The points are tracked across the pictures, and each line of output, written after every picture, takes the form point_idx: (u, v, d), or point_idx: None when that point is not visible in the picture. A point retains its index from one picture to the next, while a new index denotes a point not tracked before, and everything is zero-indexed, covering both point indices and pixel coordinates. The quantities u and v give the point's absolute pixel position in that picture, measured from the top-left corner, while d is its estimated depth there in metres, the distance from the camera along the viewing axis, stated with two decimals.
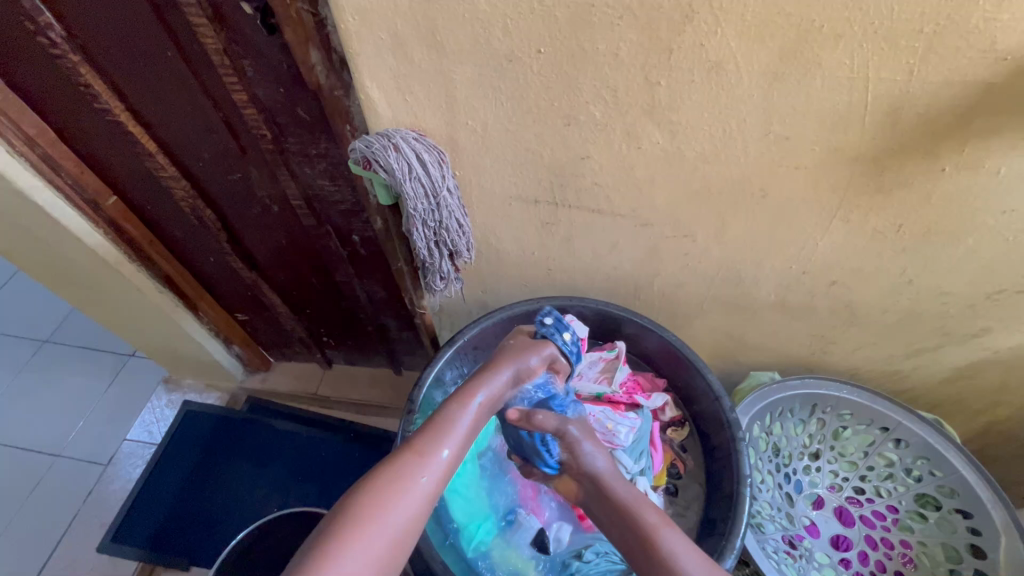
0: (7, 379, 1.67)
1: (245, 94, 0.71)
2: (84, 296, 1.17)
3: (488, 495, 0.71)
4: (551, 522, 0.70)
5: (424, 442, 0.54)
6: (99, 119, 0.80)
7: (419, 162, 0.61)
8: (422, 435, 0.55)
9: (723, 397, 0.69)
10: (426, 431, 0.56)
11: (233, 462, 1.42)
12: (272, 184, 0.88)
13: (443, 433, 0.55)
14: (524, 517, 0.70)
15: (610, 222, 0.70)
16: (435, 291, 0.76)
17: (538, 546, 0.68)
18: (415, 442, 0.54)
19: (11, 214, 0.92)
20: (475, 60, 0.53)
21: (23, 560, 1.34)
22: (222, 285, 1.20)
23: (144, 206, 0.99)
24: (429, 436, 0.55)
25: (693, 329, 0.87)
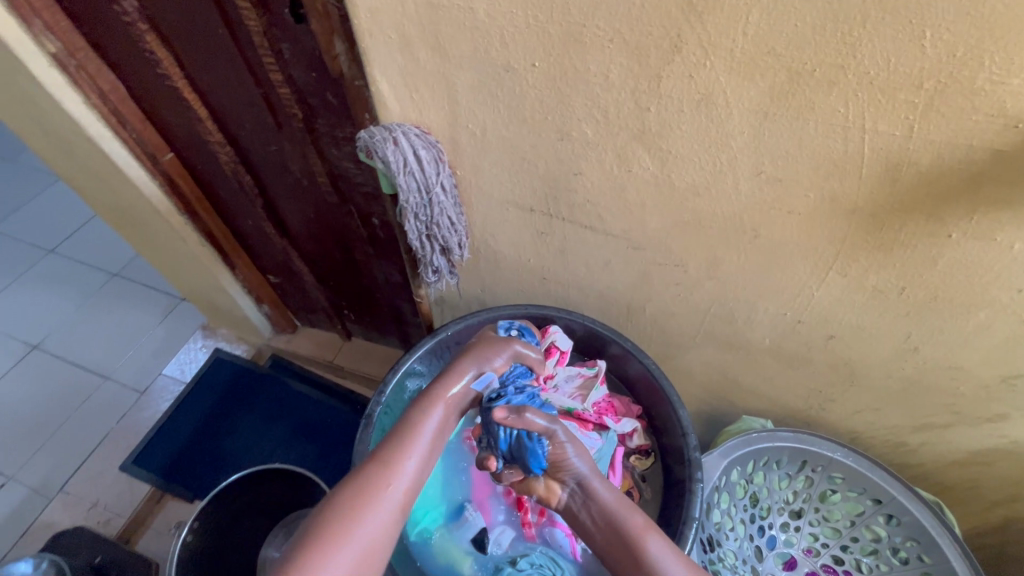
0: (76, 303, 1.87)
1: (281, 74, 0.76)
2: (140, 240, 1.29)
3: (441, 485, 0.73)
4: (496, 524, 0.71)
5: (389, 453, 0.58)
6: (160, 83, 0.88)
7: (416, 159, 0.63)
8: (386, 445, 0.59)
9: (689, 434, 0.68)
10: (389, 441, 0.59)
11: (248, 412, 1.52)
12: (303, 160, 0.93)
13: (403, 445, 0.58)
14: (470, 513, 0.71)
15: (603, 240, 0.70)
16: (428, 283, 0.79)
17: (476, 543, 0.69)
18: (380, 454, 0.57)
19: (84, 157, 1.03)
20: (475, 66, 0.55)
21: (60, 464, 1.51)
22: (258, 247, 1.29)
23: (195, 166, 1.08)
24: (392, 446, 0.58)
25: (686, 362, 0.85)
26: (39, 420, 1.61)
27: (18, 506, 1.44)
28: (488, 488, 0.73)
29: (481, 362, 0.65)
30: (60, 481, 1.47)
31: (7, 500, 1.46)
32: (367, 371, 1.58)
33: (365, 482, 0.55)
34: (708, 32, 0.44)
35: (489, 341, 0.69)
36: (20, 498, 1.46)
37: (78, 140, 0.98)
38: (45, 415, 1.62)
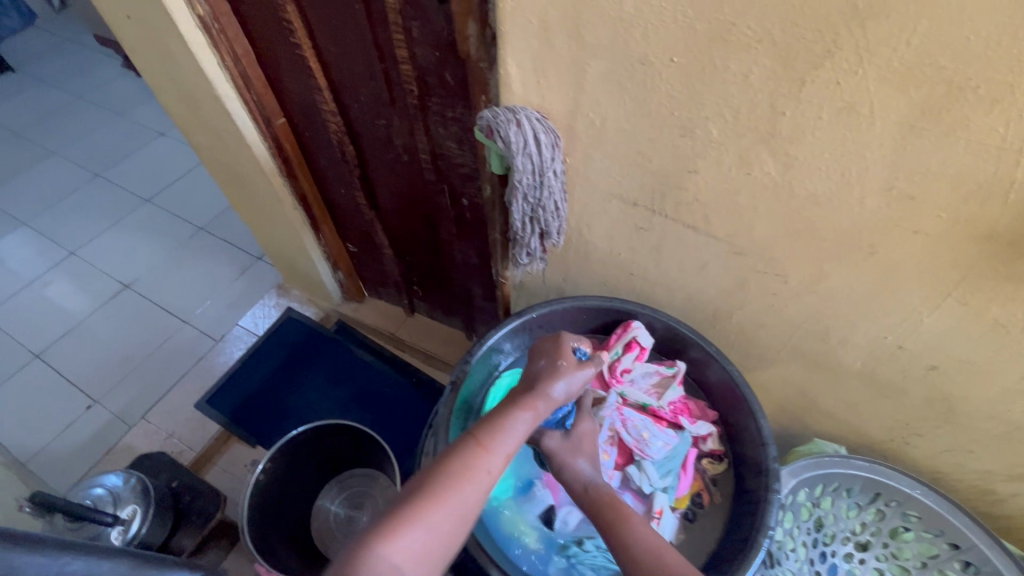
0: (166, 251, 2.02)
1: (406, 51, 0.80)
2: (241, 197, 1.39)
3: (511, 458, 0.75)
4: (563, 503, 0.73)
5: (488, 437, 0.57)
6: (290, 51, 0.94)
7: (535, 142, 0.65)
8: (484, 429, 0.58)
9: (769, 445, 0.68)
10: (489, 424, 0.58)
11: (313, 371, 1.61)
12: (408, 136, 0.98)
13: (497, 432, 0.57)
14: (539, 490, 0.73)
15: (702, 241, 0.70)
16: (518, 265, 0.81)
17: (544, 519, 0.72)
18: (480, 434, 0.57)
19: (207, 115, 1.12)
20: (609, 57, 0.57)
21: (142, 396, 1.64)
22: (345, 216, 1.36)
23: (303, 132, 1.15)
24: (488, 429, 0.58)
25: (764, 375, 0.84)
26: (127, 353, 1.75)
27: (103, 428, 1.59)
28: None
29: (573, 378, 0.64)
30: (142, 411, 1.61)
31: (94, 421, 1.61)
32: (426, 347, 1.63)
33: (460, 463, 0.55)
34: (868, 39, 0.43)
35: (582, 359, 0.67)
36: (105, 421, 1.60)
37: (206, 98, 1.06)
38: (132, 349, 1.76)
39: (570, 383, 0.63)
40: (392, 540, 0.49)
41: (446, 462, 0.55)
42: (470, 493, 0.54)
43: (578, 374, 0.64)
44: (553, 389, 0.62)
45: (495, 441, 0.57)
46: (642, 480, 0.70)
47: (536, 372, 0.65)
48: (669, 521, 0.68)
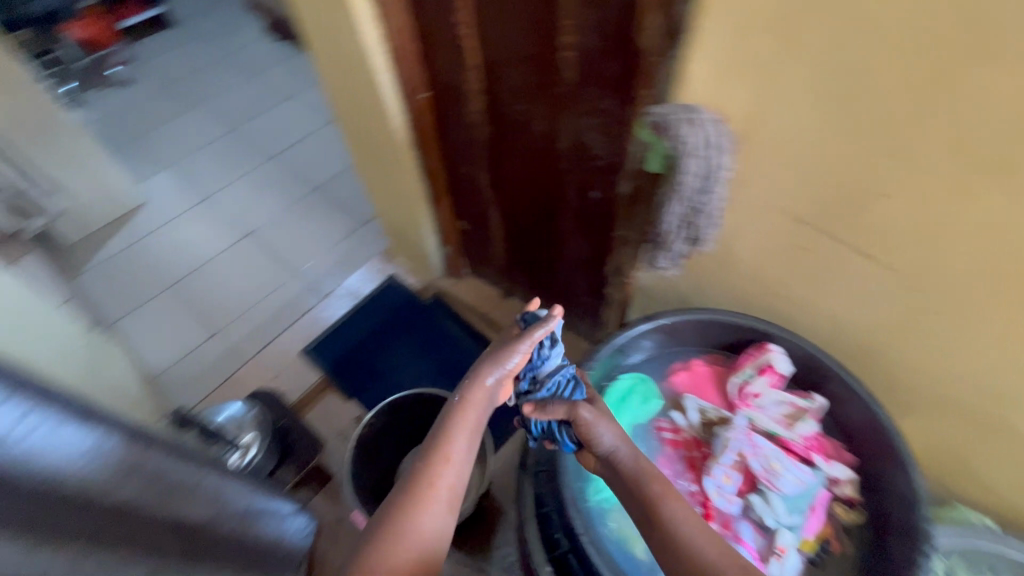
0: (286, 206, 2.18)
1: (572, 38, 0.80)
2: (369, 163, 1.46)
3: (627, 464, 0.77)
4: None
5: (446, 431, 0.66)
6: (449, 27, 0.96)
7: (707, 144, 0.63)
8: (443, 424, 0.66)
9: (922, 504, 0.62)
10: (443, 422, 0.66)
11: (408, 337, 1.68)
12: (550, 122, 0.98)
13: (456, 429, 0.66)
14: None
15: (874, 271, 0.64)
16: (654, 266, 0.79)
17: None
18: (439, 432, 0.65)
19: (357, 82, 1.18)
20: (818, 62, 0.53)
21: (255, 335, 1.79)
22: (463, 193, 1.39)
23: (442, 107, 1.17)
24: (446, 432, 0.66)
25: (908, 425, 0.77)
26: (244, 293, 1.92)
27: (220, 358, 1.75)
28: None
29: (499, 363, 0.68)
30: (253, 349, 1.75)
31: (213, 350, 1.78)
32: None
33: (433, 457, 0.64)
34: None
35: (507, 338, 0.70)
36: (222, 352, 1.77)
37: (360, 67, 1.12)
38: (249, 292, 1.92)
39: (502, 367, 0.68)
40: (399, 524, 0.61)
41: (421, 467, 0.65)
42: (449, 476, 0.64)
43: (511, 362, 0.67)
44: (484, 378, 0.67)
45: (457, 437, 0.65)
46: (766, 512, 0.66)
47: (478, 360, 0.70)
48: (793, 560, 0.65)
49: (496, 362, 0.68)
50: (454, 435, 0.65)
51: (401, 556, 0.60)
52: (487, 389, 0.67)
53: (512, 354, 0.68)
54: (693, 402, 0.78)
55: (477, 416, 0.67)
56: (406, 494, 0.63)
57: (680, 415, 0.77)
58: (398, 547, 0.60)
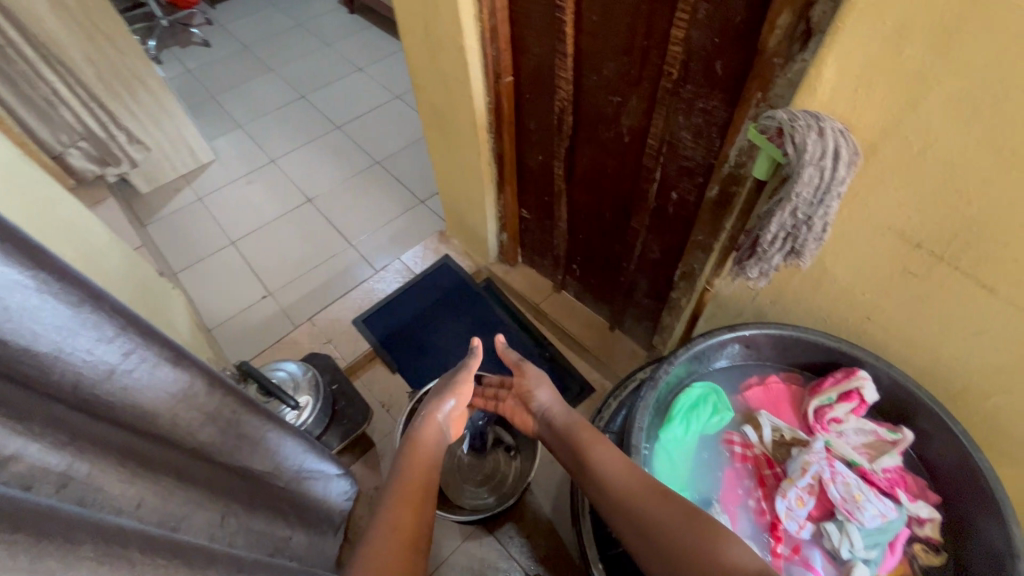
0: (347, 177, 2.22)
1: (683, 33, 0.77)
2: (441, 143, 1.47)
3: (691, 473, 0.75)
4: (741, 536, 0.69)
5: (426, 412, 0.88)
6: (549, 13, 0.95)
7: (832, 155, 0.60)
8: (423, 411, 0.88)
9: (1023, 559, 0.57)
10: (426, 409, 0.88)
11: (457, 319, 1.70)
12: (641, 118, 0.96)
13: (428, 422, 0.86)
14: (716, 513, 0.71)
15: (993, 306, 0.60)
16: (742, 276, 0.76)
17: None
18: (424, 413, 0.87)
19: (443, 61, 1.18)
20: (977, 78, 0.49)
21: (308, 299, 1.85)
22: (532, 182, 1.38)
23: (526, 93, 1.17)
24: (421, 425, 0.86)
25: (999, 472, 0.72)
26: (302, 258, 1.97)
27: (275, 318, 1.81)
28: (739, 496, 0.72)
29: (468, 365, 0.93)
30: (307, 313, 1.80)
31: (268, 309, 1.84)
32: (565, 326, 1.64)
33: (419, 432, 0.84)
34: None
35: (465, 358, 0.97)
36: (276, 312, 1.83)
37: (450, 46, 1.12)
38: (306, 257, 1.98)
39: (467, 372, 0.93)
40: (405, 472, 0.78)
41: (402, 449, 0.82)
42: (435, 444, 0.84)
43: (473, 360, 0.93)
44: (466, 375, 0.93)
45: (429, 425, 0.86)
46: (843, 543, 0.63)
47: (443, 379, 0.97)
48: None
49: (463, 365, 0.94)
50: (426, 425, 0.86)
51: (409, 493, 0.74)
52: (439, 423, 0.87)
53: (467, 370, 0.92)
54: (767, 419, 0.75)
55: (450, 407, 0.90)
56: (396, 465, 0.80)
57: (753, 431, 0.75)
58: (408, 485, 0.75)
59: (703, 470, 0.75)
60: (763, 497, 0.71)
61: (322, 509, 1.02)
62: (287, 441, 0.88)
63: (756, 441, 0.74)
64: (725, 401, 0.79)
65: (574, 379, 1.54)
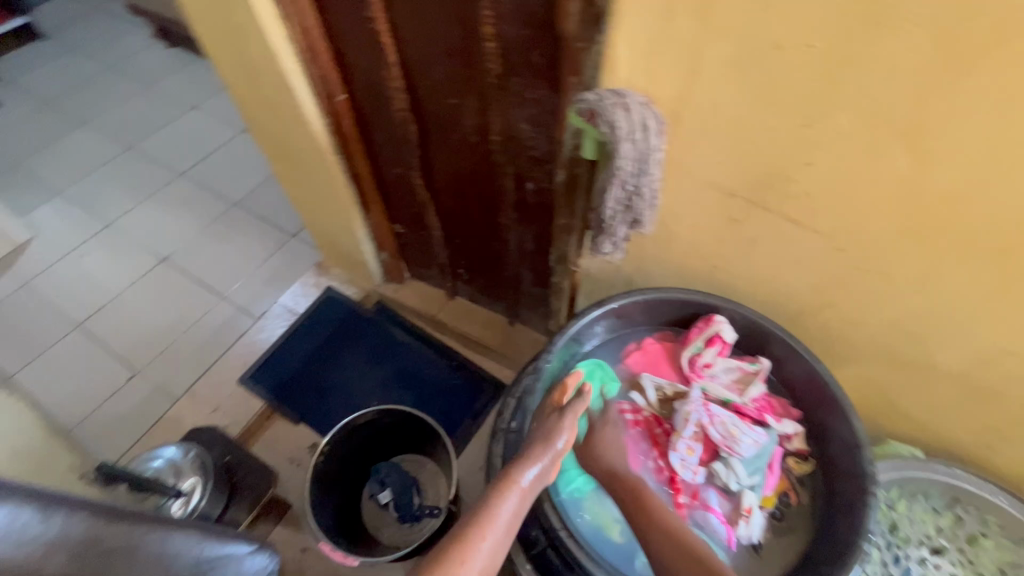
0: (201, 226, 2.01)
1: (493, 29, 0.78)
2: (291, 174, 1.37)
3: None
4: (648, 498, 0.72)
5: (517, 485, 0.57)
6: (363, 25, 0.92)
7: (642, 128, 0.64)
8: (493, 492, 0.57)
9: (865, 449, 0.67)
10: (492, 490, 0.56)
11: (355, 350, 1.61)
12: (479, 117, 0.96)
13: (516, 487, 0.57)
14: None
15: (803, 237, 0.68)
16: (599, 253, 0.79)
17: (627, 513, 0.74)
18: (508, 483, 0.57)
19: (268, 88, 1.10)
20: (738, 41, 0.54)
21: (183, 368, 1.65)
22: (396, 196, 1.34)
23: (364, 109, 1.12)
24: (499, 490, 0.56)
25: (844, 375, 0.82)
26: (166, 325, 1.76)
27: (146, 398, 1.60)
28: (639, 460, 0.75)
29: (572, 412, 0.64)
30: (184, 384, 1.61)
31: (136, 391, 1.62)
32: (466, 331, 1.62)
33: (498, 499, 0.56)
34: None
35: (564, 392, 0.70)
36: (147, 392, 1.61)
37: (269, 71, 1.04)
38: (171, 323, 1.77)
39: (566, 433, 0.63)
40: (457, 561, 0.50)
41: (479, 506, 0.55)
42: (503, 514, 0.54)
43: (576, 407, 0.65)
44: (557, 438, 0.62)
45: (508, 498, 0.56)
46: (729, 477, 0.69)
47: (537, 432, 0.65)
48: (758, 519, 0.68)
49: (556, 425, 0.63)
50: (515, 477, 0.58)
51: None
52: (523, 490, 0.57)
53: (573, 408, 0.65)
54: (648, 380, 0.79)
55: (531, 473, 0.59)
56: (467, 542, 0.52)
57: (639, 395, 0.79)
58: None
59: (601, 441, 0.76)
60: (658, 453, 0.74)
61: None
62: None
63: (643, 404, 0.78)
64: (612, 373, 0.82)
65: (485, 382, 1.53)
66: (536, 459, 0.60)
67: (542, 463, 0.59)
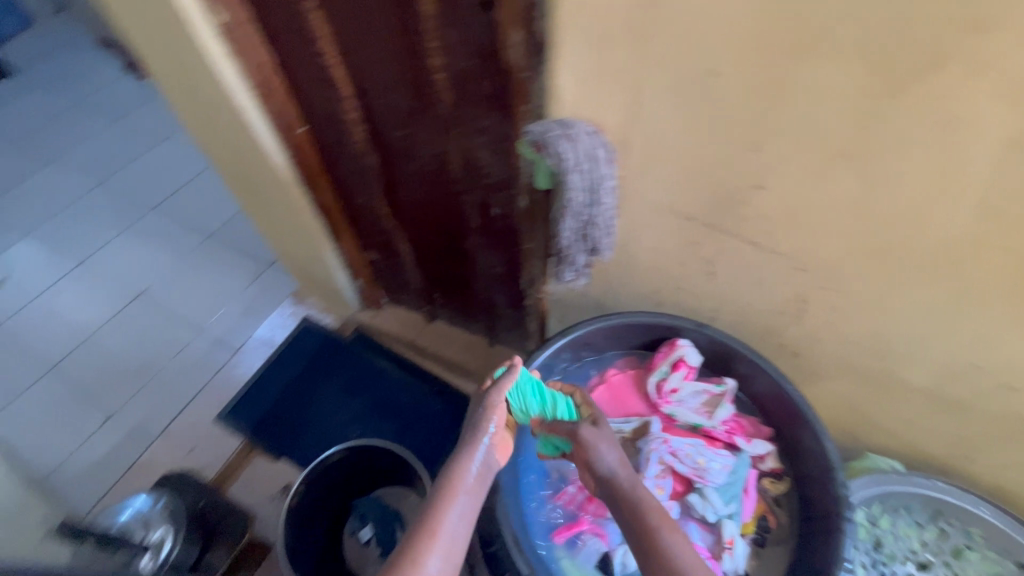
0: (175, 259, 1.94)
1: (440, 60, 0.77)
2: (257, 206, 1.34)
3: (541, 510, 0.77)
4: (616, 547, 0.74)
5: (442, 492, 0.61)
6: (313, 60, 0.90)
7: (589, 158, 0.63)
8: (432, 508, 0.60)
9: (837, 469, 0.66)
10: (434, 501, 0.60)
11: (334, 380, 1.58)
12: (437, 145, 0.95)
13: (444, 511, 0.59)
14: (589, 539, 0.74)
15: (763, 258, 0.67)
16: (562, 281, 0.77)
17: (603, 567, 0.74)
18: (440, 487, 0.62)
19: (224, 124, 1.07)
20: (676, 70, 0.53)
21: (158, 408, 1.60)
22: (366, 224, 1.32)
23: (324, 140, 1.11)
24: (443, 495, 0.61)
25: (818, 391, 0.80)
26: (141, 363, 1.70)
27: (120, 441, 1.54)
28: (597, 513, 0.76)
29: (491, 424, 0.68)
30: (160, 425, 1.56)
31: (110, 435, 1.56)
32: (446, 354, 1.59)
33: (438, 500, 0.60)
34: (980, 52, 0.41)
35: (492, 451, 0.67)
36: (122, 435, 1.56)
37: (223, 108, 1.02)
38: (146, 360, 1.70)
39: (488, 451, 0.66)
40: (417, 546, 0.56)
41: (429, 510, 0.60)
42: (457, 513, 0.60)
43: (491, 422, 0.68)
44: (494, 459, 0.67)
45: (454, 490, 0.61)
46: (706, 508, 0.68)
47: (461, 446, 0.67)
48: (741, 549, 0.67)
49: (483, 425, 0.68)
50: (456, 494, 0.61)
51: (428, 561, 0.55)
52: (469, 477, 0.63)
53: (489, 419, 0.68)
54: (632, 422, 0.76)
55: (468, 484, 0.63)
56: (481, 417, 0.68)
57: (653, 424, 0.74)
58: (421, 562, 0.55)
59: (539, 512, 0.76)
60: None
61: None
62: None
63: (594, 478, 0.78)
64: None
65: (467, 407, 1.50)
66: (473, 453, 0.65)
67: (479, 454, 0.65)
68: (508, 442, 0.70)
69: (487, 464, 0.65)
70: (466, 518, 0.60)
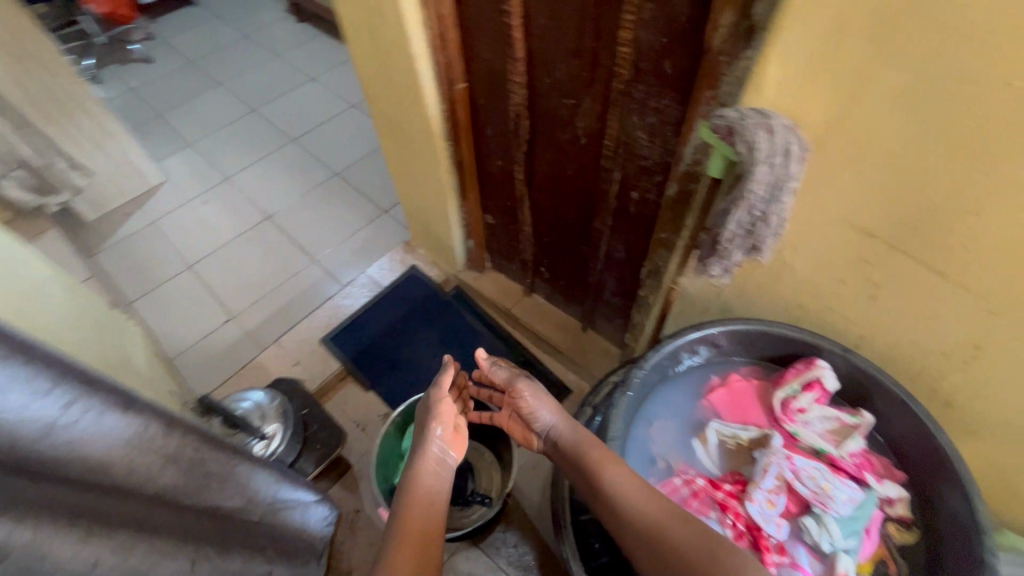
0: (306, 190, 2.10)
1: (630, 33, 0.77)
2: (398, 153, 1.42)
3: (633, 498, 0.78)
4: None
5: (413, 478, 0.76)
6: (497, 19, 0.94)
7: (782, 152, 0.60)
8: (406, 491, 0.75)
9: (987, 534, 0.60)
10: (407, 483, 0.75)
11: (430, 329, 1.66)
12: (596, 118, 0.95)
13: (417, 489, 0.74)
14: None
15: (946, 292, 0.62)
16: (706, 275, 0.75)
17: None
18: (411, 473, 0.76)
19: (393, 70, 1.14)
20: (914, 72, 0.50)
21: (274, 320, 1.76)
22: (495, 187, 1.36)
23: (480, 99, 1.15)
24: (412, 477, 0.76)
25: (962, 448, 0.74)
26: (264, 279, 1.87)
27: (238, 342, 1.72)
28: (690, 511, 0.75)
29: (441, 417, 0.82)
30: (272, 336, 1.72)
31: (231, 334, 1.74)
32: (538, 328, 1.62)
33: (410, 483, 0.75)
34: None
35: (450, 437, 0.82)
36: (240, 336, 1.74)
37: (398, 54, 1.09)
38: (269, 276, 1.88)
39: (446, 443, 0.80)
40: (403, 518, 0.71)
41: (405, 494, 0.74)
42: (432, 489, 0.75)
43: (443, 414, 0.82)
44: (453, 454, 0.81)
45: (424, 472, 0.76)
46: (822, 536, 0.65)
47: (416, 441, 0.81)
48: None
49: (435, 418, 0.81)
50: (420, 477, 0.76)
51: (414, 529, 0.70)
52: (435, 456, 0.78)
53: (441, 413, 0.82)
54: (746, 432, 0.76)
55: (434, 467, 0.77)
56: (429, 417, 0.82)
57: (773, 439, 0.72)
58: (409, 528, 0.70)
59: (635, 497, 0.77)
60: (731, 513, 0.68)
61: (301, 539, 0.96)
62: (258, 473, 0.81)
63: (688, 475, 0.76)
64: (687, 412, 0.81)
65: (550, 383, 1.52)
66: (433, 442, 0.79)
67: (438, 442, 0.79)
68: (461, 440, 0.83)
69: (447, 450, 0.80)
70: (438, 492, 0.76)
